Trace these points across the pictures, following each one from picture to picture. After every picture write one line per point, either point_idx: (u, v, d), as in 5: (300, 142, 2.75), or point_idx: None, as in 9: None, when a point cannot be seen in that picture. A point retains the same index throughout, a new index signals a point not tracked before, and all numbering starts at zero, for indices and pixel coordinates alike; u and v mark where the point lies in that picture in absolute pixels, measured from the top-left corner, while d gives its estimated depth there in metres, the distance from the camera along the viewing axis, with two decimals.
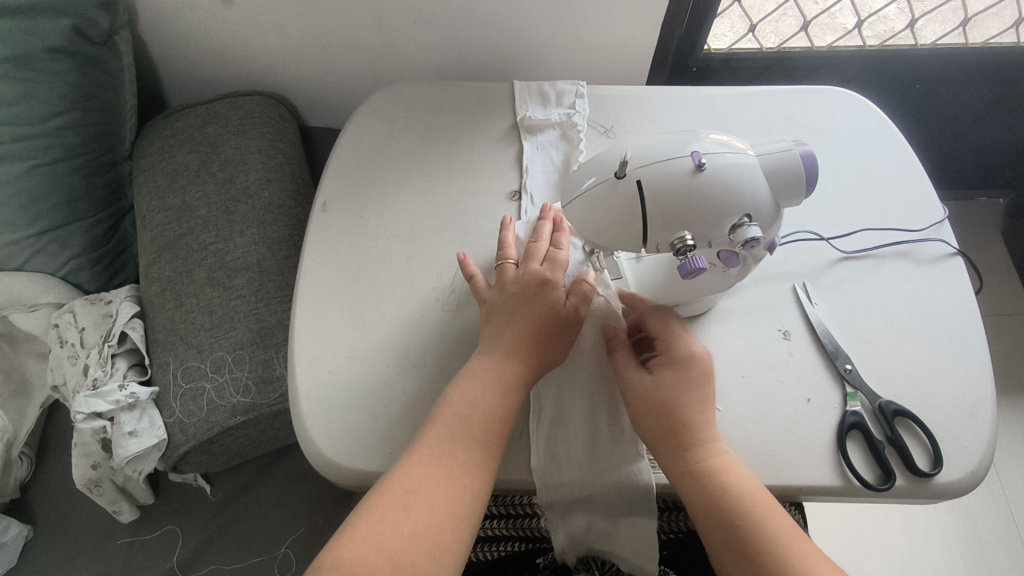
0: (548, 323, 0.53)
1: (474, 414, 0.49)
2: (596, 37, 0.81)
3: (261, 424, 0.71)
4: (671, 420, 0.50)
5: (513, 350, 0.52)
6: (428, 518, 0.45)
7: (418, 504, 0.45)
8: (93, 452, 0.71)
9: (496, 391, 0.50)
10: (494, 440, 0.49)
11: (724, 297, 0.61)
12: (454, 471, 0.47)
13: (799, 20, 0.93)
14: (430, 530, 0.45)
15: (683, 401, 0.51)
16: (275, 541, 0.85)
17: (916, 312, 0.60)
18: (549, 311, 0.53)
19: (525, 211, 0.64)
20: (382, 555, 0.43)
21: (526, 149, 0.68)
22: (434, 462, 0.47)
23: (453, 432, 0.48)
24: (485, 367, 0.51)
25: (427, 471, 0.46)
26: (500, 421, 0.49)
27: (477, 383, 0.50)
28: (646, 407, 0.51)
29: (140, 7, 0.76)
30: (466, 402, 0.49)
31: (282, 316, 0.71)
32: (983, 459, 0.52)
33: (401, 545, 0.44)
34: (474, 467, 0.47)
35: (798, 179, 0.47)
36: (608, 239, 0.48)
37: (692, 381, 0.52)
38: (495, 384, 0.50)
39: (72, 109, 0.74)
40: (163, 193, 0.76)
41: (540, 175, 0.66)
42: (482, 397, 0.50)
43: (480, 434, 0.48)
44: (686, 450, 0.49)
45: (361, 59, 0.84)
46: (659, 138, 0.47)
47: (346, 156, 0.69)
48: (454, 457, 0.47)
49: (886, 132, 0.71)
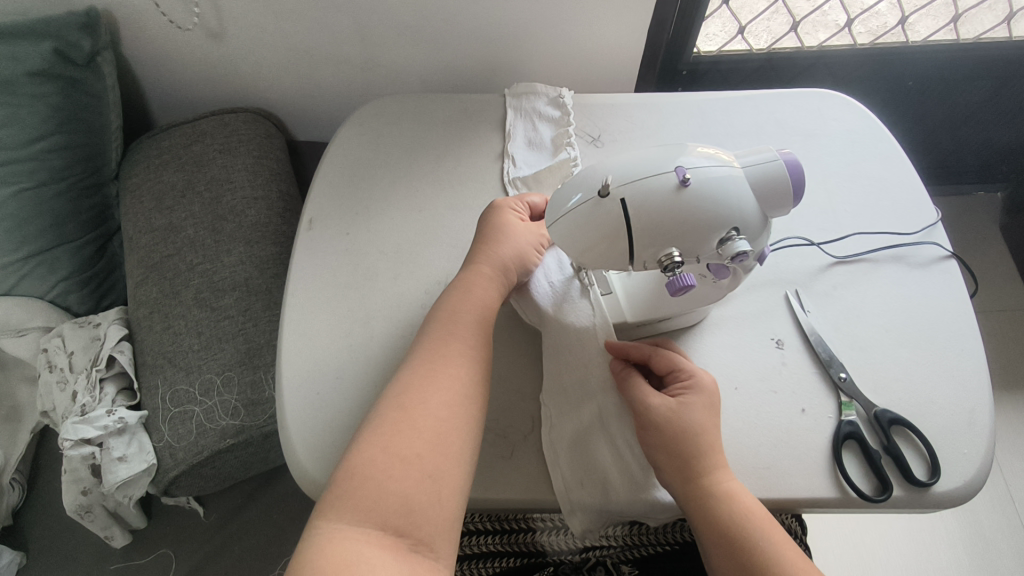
0: (495, 261, 0.56)
1: (444, 348, 0.51)
2: (583, 44, 0.80)
3: (251, 446, 0.69)
4: (690, 446, 0.49)
5: (477, 287, 0.54)
6: (421, 454, 0.45)
7: (408, 441, 0.45)
8: (83, 478, 0.70)
9: (458, 329, 0.52)
10: (465, 368, 0.50)
11: (717, 305, 0.60)
12: (434, 403, 0.47)
13: (789, 20, 0.92)
14: (439, 441, 0.45)
15: (701, 426, 0.50)
16: (269, 561, 0.83)
17: (910, 318, 0.59)
18: (489, 256, 0.56)
19: (508, 172, 0.67)
20: (399, 465, 0.44)
21: (511, 114, 0.71)
22: (416, 398, 0.47)
23: (427, 370, 0.49)
24: (442, 313, 0.53)
25: (416, 395, 0.47)
26: (468, 347, 0.51)
27: (445, 321, 0.52)
28: (664, 433, 0.50)
29: (122, 28, 0.76)
30: (435, 340, 0.51)
31: (270, 335, 0.71)
32: (981, 467, 0.52)
33: (401, 483, 0.43)
34: (456, 395, 0.48)
35: (785, 189, 0.46)
36: (595, 257, 0.47)
37: (708, 406, 0.51)
38: (455, 322, 0.52)
39: (56, 132, 0.74)
40: (149, 213, 0.76)
41: (523, 141, 0.69)
42: (450, 333, 0.51)
43: (452, 363, 0.50)
44: (706, 476, 0.48)
45: (348, 72, 0.84)
46: (642, 154, 0.46)
47: (331, 172, 0.68)
48: (430, 390, 0.48)
49: (876, 133, 0.70)
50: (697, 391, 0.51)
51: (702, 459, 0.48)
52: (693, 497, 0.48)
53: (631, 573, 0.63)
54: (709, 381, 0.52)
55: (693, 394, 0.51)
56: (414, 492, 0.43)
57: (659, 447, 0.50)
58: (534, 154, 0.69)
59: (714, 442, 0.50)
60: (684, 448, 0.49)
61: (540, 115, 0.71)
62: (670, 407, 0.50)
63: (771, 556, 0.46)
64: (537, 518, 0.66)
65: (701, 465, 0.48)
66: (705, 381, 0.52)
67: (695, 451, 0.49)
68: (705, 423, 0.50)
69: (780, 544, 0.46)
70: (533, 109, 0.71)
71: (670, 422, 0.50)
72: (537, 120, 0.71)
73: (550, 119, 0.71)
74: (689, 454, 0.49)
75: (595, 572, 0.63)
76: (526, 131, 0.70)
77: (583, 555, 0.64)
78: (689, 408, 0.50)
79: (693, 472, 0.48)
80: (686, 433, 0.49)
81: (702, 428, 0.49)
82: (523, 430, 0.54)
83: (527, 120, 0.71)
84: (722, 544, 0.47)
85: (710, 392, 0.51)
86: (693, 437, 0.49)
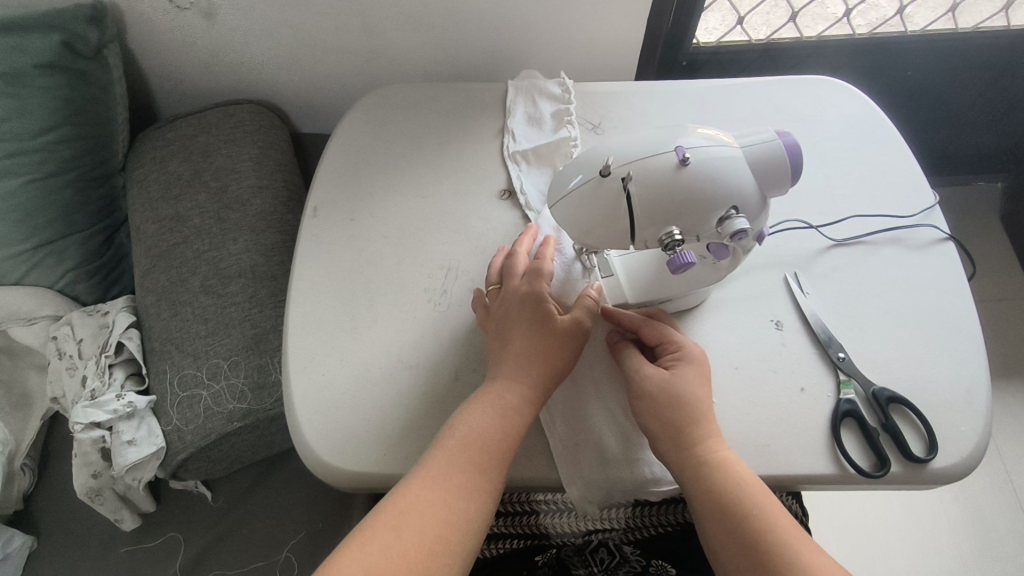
0: (541, 342, 0.52)
1: (477, 439, 0.48)
2: (583, 35, 0.81)
3: (258, 430, 0.70)
4: (681, 414, 0.49)
5: (520, 373, 0.51)
6: (418, 541, 0.44)
7: (410, 527, 0.44)
8: (93, 461, 0.72)
9: (495, 415, 0.49)
10: (492, 469, 0.48)
11: (716, 288, 0.61)
12: (448, 494, 0.46)
13: (787, 11, 0.92)
14: (442, 539, 0.44)
15: (692, 395, 0.50)
16: (275, 546, 0.81)
17: (909, 300, 0.59)
18: (545, 329, 0.52)
19: (508, 147, 0.68)
20: (394, 552, 0.43)
21: (511, 92, 0.72)
22: (432, 483, 0.46)
23: (458, 456, 0.47)
24: (488, 392, 0.51)
25: (434, 484, 0.46)
26: (501, 444, 0.48)
27: (482, 408, 0.49)
28: (656, 403, 0.50)
29: (128, 20, 0.77)
30: (470, 428, 0.48)
31: (276, 321, 0.71)
32: (979, 443, 0.52)
33: (389, 568, 0.42)
34: (473, 494, 0.46)
35: (783, 168, 0.46)
36: (596, 237, 0.48)
37: (698, 374, 0.51)
38: (494, 408, 0.49)
39: (64, 123, 0.75)
40: (156, 202, 0.77)
41: (523, 118, 0.71)
42: (484, 421, 0.49)
43: (478, 455, 0.47)
44: (697, 446, 0.49)
45: (350, 63, 0.84)
46: (643, 135, 0.47)
47: (335, 161, 0.69)
48: (450, 480, 0.46)
49: (874, 120, 0.71)
50: (688, 361, 0.52)
51: (692, 428, 0.49)
52: (685, 466, 0.48)
53: (633, 553, 0.63)
54: (700, 352, 0.53)
55: (683, 364, 0.52)
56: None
57: (651, 416, 0.50)
58: (534, 129, 0.70)
59: (705, 411, 0.50)
60: (676, 416, 0.49)
61: (541, 93, 0.72)
62: (662, 378, 0.51)
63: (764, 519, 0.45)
64: (541, 501, 0.66)
65: (694, 435, 0.49)
66: (695, 352, 0.53)
67: (686, 420, 0.49)
68: (697, 393, 0.50)
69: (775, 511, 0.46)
70: (534, 88, 0.72)
71: (662, 392, 0.50)
72: (538, 99, 0.72)
73: (550, 98, 0.72)
74: (680, 422, 0.49)
75: (597, 553, 0.64)
76: (526, 108, 0.71)
77: (586, 537, 0.65)
78: (681, 379, 0.51)
79: (684, 440, 0.49)
80: (677, 402, 0.50)
81: (693, 397, 0.50)
82: None
83: (527, 99, 0.72)
84: (714, 513, 0.47)
85: (701, 362, 0.52)
86: (684, 405, 0.50)
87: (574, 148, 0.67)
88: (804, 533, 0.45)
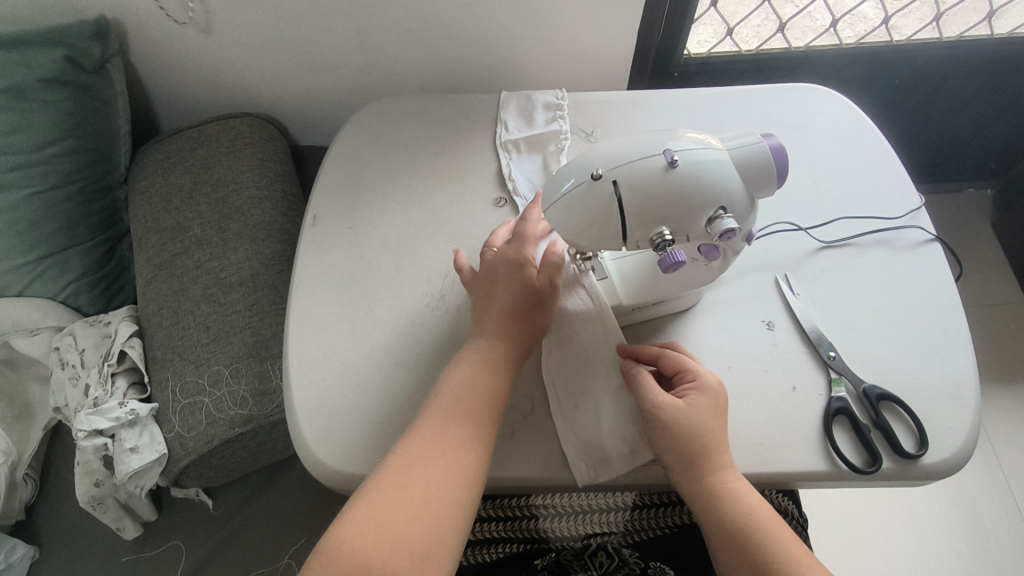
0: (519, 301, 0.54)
1: (468, 393, 0.50)
2: (577, 47, 0.83)
3: (259, 435, 0.71)
4: (698, 448, 0.50)
5: (500, 332, 0.53)
6: (425, 495, 0.45)
7: (416, 483, 0.46)
8: (96, 470, 0.72)
9: (484, 369, 0.51)
10: (490, 417, 0.50)
11: (708, 290, 0.62)
12: (449, 446, 0.48)
13: (776, 23, 0.95)
14: (447, 489, 0.46)
15: (706, 427, 0.50)
16: (276, 552, 0.82)
17: (897, 300, 0.61)
18: (523, 289, 0.55)
19: (502, 138, 0.71)
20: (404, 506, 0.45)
21: (506, 95, 0.75)
22: (432, 439, 0.48)
23: (454, 412, 0.49)
24: (472, 347, 0.53)
25: (434, 440, 0.48)
26: (493, 397, 0.50)
27: (467, 365, 0.52)
28: (673, 436, 0.50)
29: (131, 36, 0.79)
30: (460, 384, 0.51)
31: (277, 328, 0.73)
32: (968, 439, 0.53)
33: (399, 519, 0.44)
34: (472, 442, 0.48)
35: (768, 170, 0.48)
36: (589, 238, 0.49)
37: (714, 405, 0.51)
38: (482, 364, 0.52)
39: (67, 136, 0.77)
40: (158, 214, 0.78)
41: (517, 121, 0.72)
42: (473, 376, 0.51)
43: (474, 408, 0.49)
44: (711, 478, 0.50)
45: (349, 77, 0.86)
46: (633, 139, 0.48)
47: (334, 170, 0.71)
48: (449, 434, 0.48)
49: (860, 124, 0.73)
50: (705, 392, 0.51)
51: (707, 460, 0.50)
52: (700, 500, 0.50)
53: (631, 556, 0.63)
54: (716, 382, 0.52)
55: (700, 395, 0.51)
56: (415, 535, 0.44)
57: (666, 447, 0.51)
58: (525, 121, 0.72)
59: (720, 442, 0.50)
60: (691, 450, 0.50)
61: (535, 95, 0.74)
62: (680, 409, 0.51)
63: (774, 548, 0.48)
64: (539, 505, 0.66)
65: (708, 466, 0.50)
66: (711, 381, 0.52)
67: (701, 454, 0.50)
68: (711, 424, 0.50)
69: (783, 538, 0.48)
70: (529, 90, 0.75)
71: (678, 425, 0.50)
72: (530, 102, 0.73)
73: (545, 103, 0.73)
74: (694, 456, 0.50)
75: (597, 557, 0.63)
76: (519, 105, 0.74)
77: (586, 540, 0.65)
78: (697, 410, 0.50)
79: (699, 472, 0.50)
80: (693, 435, 0.50)
81: (707, 430, 0.50)
82: (525, 410, 0.55)
83: (521, 99, 0.74)
84: (728, 545, 0.49)
85: (717, 392, 0.52)
86: (697, 438, 0.50)
87: (564, 142, 0.70)
88: (809, 554, 0.48)
